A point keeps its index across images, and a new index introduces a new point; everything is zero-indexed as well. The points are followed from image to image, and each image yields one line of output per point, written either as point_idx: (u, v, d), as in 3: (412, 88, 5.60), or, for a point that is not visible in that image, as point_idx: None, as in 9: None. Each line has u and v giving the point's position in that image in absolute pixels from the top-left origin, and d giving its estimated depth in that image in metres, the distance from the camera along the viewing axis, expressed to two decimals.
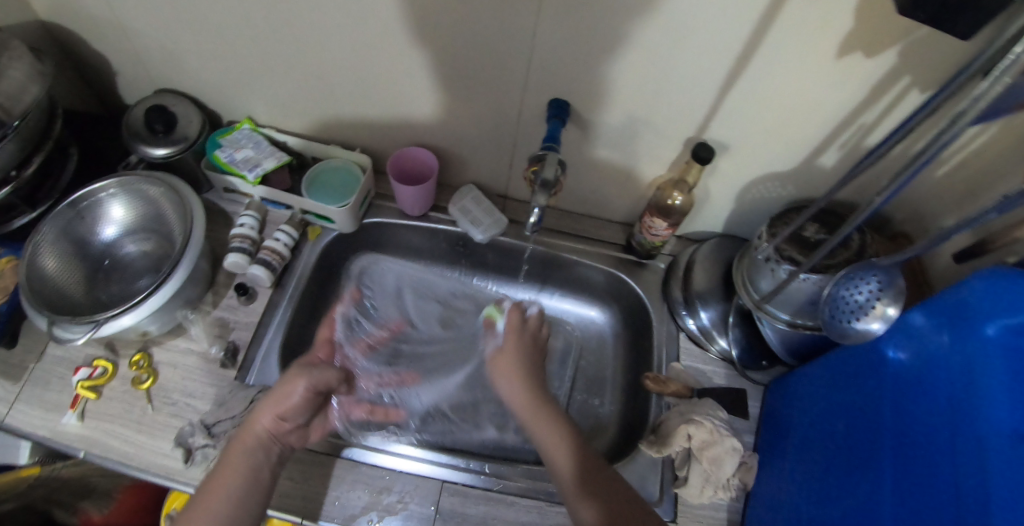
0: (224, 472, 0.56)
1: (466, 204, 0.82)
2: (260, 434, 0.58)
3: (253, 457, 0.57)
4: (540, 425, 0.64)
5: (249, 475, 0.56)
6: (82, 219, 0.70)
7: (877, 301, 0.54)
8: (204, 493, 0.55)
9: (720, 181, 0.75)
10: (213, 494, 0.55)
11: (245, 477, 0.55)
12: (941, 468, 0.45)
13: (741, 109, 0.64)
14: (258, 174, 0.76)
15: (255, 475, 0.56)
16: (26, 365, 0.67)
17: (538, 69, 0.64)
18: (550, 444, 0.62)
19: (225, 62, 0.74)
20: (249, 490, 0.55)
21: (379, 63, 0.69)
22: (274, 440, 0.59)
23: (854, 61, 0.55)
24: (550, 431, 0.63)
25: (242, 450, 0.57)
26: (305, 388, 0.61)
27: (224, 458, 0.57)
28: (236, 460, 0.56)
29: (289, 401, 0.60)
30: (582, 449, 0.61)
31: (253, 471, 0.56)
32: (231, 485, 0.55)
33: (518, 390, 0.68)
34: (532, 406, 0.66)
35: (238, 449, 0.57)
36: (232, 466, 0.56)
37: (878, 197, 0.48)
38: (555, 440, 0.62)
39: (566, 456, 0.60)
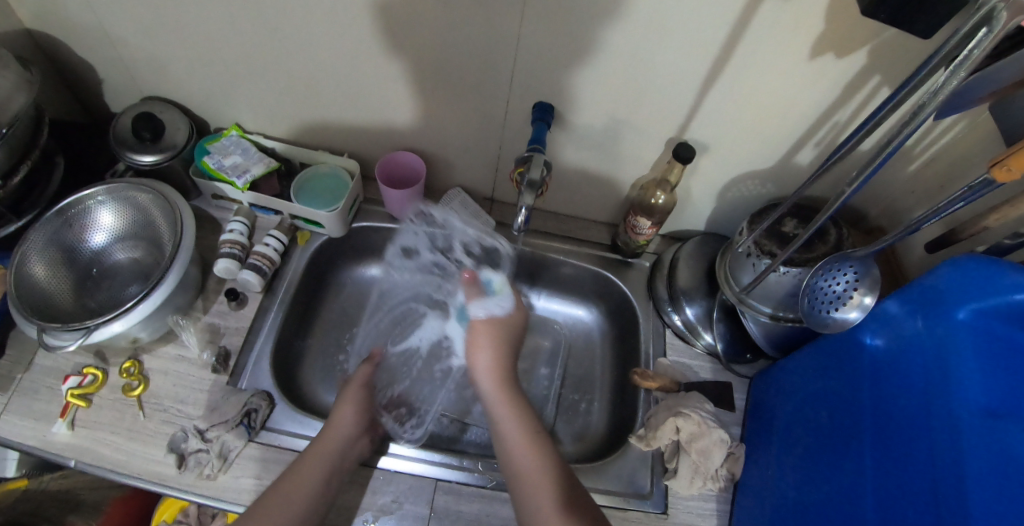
0: (306, 471, 0.58)
1: (453, 208, 0.84)
2: (338, 438, 0.62)
3: (334, 458, 0.61)
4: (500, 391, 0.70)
5: (326, 471, 0.59)
6: (70, 227, 0.70)
7: (853, 291, 0.56)
8: (286, 484, 0.57)
9: (702, 180, 0.77)
10: (296, 489, 0.57)
11: (331, 474, 0.59)
12: (919, 448, 0.47)
13: (720, 109, 0.66)
14: (247, 180, 0.77)
15: (333, 476, 0.60)
16: (13, 376, 0.67)
17: (523, 73, 0.66)
18: (521, 449, 0.63)
19: (213, 70, 0.75)
20: (324, 489, 0.58)
21: (367, 69, 0.70)
22: (350, 441, 0.63)
23: (826, 62, 0.58)
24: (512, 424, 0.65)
25: (322, 451, 0.60)
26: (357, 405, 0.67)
27: (301, 463, 0.59)
28: (311, 463, 0.59)
29: (348, 406, 0.66)
30: (580, 495, 0.59)
31: (330, 468, 0.60)
32: (315, 481, 0.58)
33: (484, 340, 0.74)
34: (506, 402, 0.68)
35: (313, 456, 0.60)
36: (315, 464, 0.59)
37: (849, 187, 0.50)
38: (529, 444, 0.63)
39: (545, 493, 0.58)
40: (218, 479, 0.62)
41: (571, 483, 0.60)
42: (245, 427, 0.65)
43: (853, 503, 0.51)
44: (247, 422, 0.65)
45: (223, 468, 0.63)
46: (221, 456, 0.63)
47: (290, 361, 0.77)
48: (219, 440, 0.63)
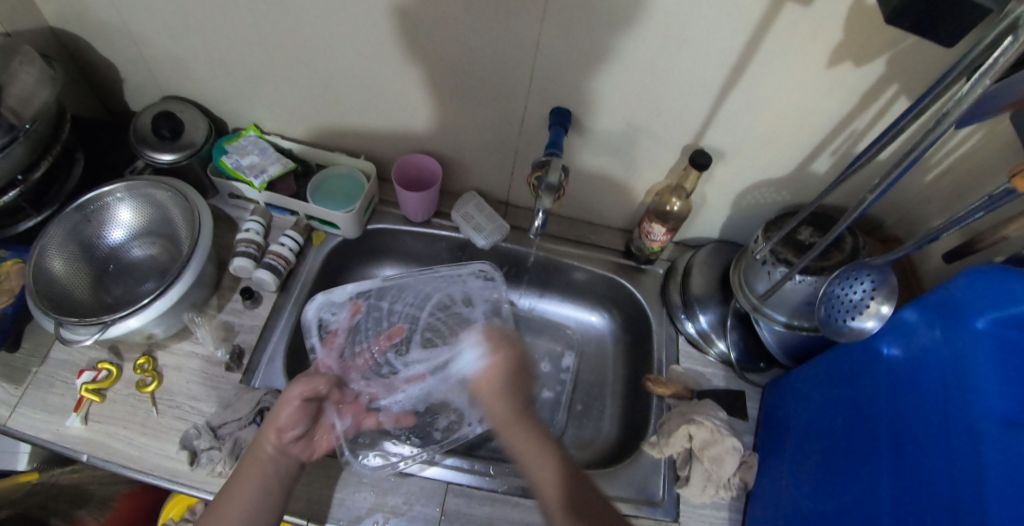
0: (240, 485, 0.56)
1: (468, 210, 0.84)
2: (270, 453, 0.58)
3: (267, 472, 0.57)
4: (518, 441, 0.62)
5: (262, 485, 0.57)
6: (89, 222, 0.71)
7: (870, 301, 0.55)
8: (224, 498, 0.56)
9: (717, 188, 0.78)
10: (231, 507, 0.56)
11: (267, 480, 0.57)
12: (939, 459, 0.46)
13: (738, 115, 0.66)
14: (264, 180, 0.77)
15: (269, 485, 0.57)
16: (28, 369, 0.67)
17: (541, 78, 0.66)
18: (531, 457, 0.61)
19: (234, 72, 0.76)
20: (262, 505, 0.56)
21: (386, 72, 0.70)
22: (281, 454, 0.59)
23: (844, 70, 0.58)
24: (524, 442, 0.62)
25: (256, 463, 0.58)
26: (298, 404, 0.61)
27: (238, 475, 0.58)
28: (250, 473, 0.57)
29: (279, 418, 0.60)
30: (564, 464, 0.60)
31: (266, 482, 0.57)
32: (250, 495, 0.56)
33: (484, 376, 0.68)
34: (510, 421, 0.64)
35: (248, 468, 0.58)
36: (249, 477, 0.57)
37: (870, 194, 0.50)
38: (508, 422, 0.63)
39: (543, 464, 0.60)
40: (229, 476, 0.62)
41: (536, 421, 0.64)
42: (257, 425, 0.65)
43: (869, 512, 0.51)
44: (259, 420, 0.64)
45: (235, 466, 0.62)
46: (233, 454, 0.62)
47: (301, 359, 0.78)
48: (233, 437, 0.63)
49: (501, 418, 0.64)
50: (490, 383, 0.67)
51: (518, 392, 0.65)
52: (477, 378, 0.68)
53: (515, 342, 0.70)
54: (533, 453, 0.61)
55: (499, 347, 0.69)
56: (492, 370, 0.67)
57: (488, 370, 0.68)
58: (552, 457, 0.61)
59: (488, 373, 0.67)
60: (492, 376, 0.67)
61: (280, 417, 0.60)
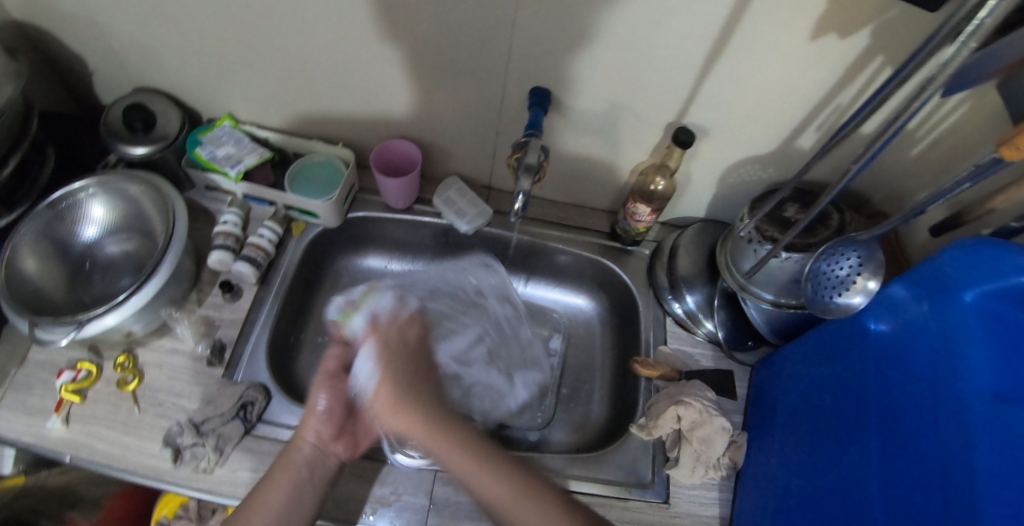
0: (272, 487, 0.56)
1: (450, 196, 0.82)
2: (307, 449, 0.60)
3: (298, 469, 0.58)
4: (448, 452, 0.56)
5: (294, 488, 0.56)
6: (62, 220, 0.69)
7: (857, 276, 0.56)
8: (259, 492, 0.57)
9: (702, 166, 0.76)
10: (259, 511, 0.55)
11: (301, 469, 0.58)
12: (927, 434, 0.46)
13: (722, 90, 0.65)
14: (240, 169, 0.75)
15: (301, 490, 0.56)
16: (6, 371, 0.66)
17: (519, 58, 0.65)
18: (475, 474, 0.55)
19: (205, 61, 0.73)
20: (296, 501, 0.56)
21: (360, 55, 0.68)
22: (320, 455, 0.60)
23: (828, 42, 0.57)
24: (456, 455, 0.56)
25: (293, 458, 0.59)
26: (330, 396, 0.63)
27: (272, 475, 0.58)
28: (282, 476, 0.57)
29: (311, 407, 0.62)
30: (520, 476, 0.55)
31: (297, 485, 0.57)
32: (284, 487, 0.56)
33: (382, 396, 0.60)
34: (433, 430, 0.58)
35: (284, 470, 0.58)
36: (283, 479, 0.57)
37: (853, 165, 0.48)
38: (430, 436, 0.57)
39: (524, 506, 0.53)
40: (215, 472, 0.62)
41: (462, 431, 0.58)
42: (241, 420, 0.64)
43: (858, 489, 0.51)
44: (243, 414, 0.64)
45: (220, 462, 0.62)
46: (218, 450, 0.62)
47: (286, 352, 0.77)
48: (216, 433, 0.62)
49: (384, 402, 0.60)
50: (392, 404, 0.60)
51: (416, 392, 0.61)
52: (376, 400, 0.60)
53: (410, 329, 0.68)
54: (472, 468, 0.55)
55: (390, 349, 0.64)
56: (382, 383, 0.61)
57: (384, 382, 0.61)
58: (502, 474, 0.55)
59: (383, 395, 0.60)
60: (388, 383, 0.61)
61: (315, 405, 0.63)
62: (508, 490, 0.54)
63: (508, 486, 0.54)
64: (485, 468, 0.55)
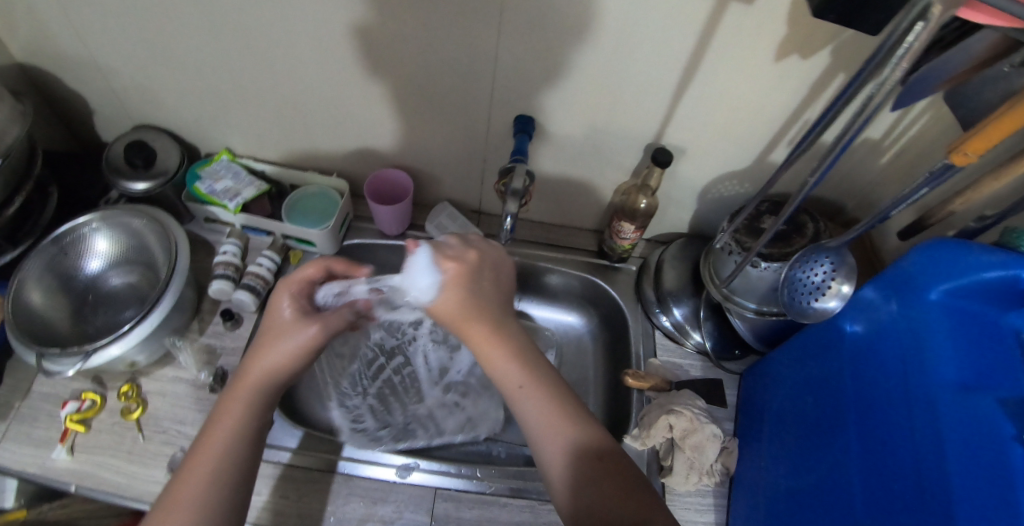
0: (184, 487, 0.49)
1: (442, 221, 0.85)
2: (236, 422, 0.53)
3: (242, 421, 0.53)
4: (496, 364, 0.58)
5: (228, 474, 0.50)
6: (66, 255, 0.71)
7: (831, 281, 0.59)
8: (201, 442, 0.52)
9: (683, 182, 0.80)
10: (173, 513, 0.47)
11: (247, 414, 0.54)
12: (901, 426, 0.48)
13: (694, 111, 0.69)
14: (238, 203, 0.78)
15: (235, 475, 0.51)
16: (11, 404, 0.68)
17: (504, 86, 0.68)
18: (515, 393, 0.56)
19: (205, 99, 0.77)
20: (218, 492, 0.49)
21: (352, 90, 0.72)
22: (267, 395, 0.56)
23: (791, 63, 0.61)
24: (509, 370, 0.57)
25: (240, 401, 0.54)
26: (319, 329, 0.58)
27: (182, 477, 0.49)
28: (199, 472, 0.50)
29: (276, 351, 0.57)
30: (587, 423, 0.54)
31: (226, 468, 0.50)
32: (223, 442, 0.52)
33: (449, 304, 0.59)
34: (491, 337, 0.58)
35: (196, 468, 0.50)
36: (197, 475, 0.49)
37: (811, 178, 0.52)
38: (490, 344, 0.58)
39: (559, 433, 0.53)
40: None
41: (545, 374, 0.57)
42: None
43: (841, 483, 0.53)
44: None
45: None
46: None
47: None
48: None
49: (452, 315, 0.59)
50: (462, 310, 0.59)
51: (487, 303, 0.60)
52: (442, 306, 0.59)
53: (473, 250, 0.63)
54: (522, 390, 0.56)
55: (477, 281, 0.61)
56: (449, 290, 0.59)
57: (449, 291, 0.59)
58: (547, 391, 0.56)
59: (451, 300, 0.59)
60: (459, 295, 0.59)
61: (280, 350, 0.57)
62: (547, 418, 0.54)
63: (547, 410, 0.54)
64: (525, 388, 0.56)
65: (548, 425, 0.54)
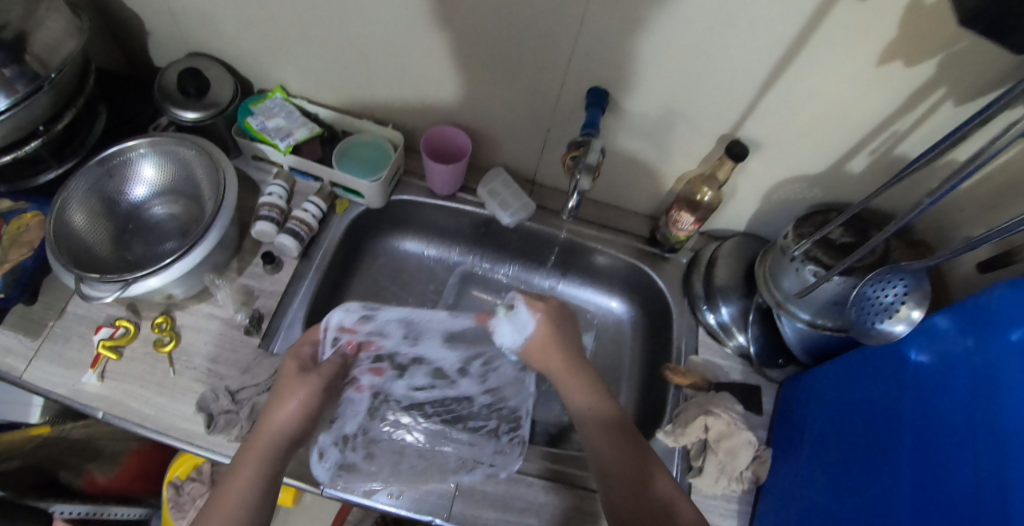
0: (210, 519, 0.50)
1: (495, 187, 0.82)
2: (255, 466, 0.54)
3: (258, 470, 0.53)
4: (568, 385, 0.66)
5: (246, 513, 0.51)
6: (112, 177, 0.69)
7: (901, 304, 0.54)
8: (226, 481, 0.53)
9: (750, 179, 0.76)
10: None
11: (271, 458, 0.55)
12: (963, 466, 0.46)
13: (778, 107, 0.65)
14: (289, 143, 0.75)
15: (254, 514, 0.52)
16: (45, 323, 0.67)
17: (583, 56, 0.64)
18: (582, 408, 0.63)
19: (264, 32, 0.73)
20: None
21: (417, 40, 0.68)
22: (291, 440, 0.57)
23: (893, 70, 0.57)
24: (579, 390, 0.65)
25: (259, 452, 0.54)
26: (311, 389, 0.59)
27: (207, 509, 0.51)
28: (222, 511, 0.51)
29: (285, 407, 0.57)
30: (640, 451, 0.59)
31: (248, 507, 0.52)
32: (243, 492, 0.52)
33: (538, 338, 0.69)
34: (568, 371, 0.67)
35: (218, 509, 0.51)
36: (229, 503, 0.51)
37: (927, 199, 0.48)
38: (567, 374, 0.66)
39: (618, 439, 0.60)
40: None
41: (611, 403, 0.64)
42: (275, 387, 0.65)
43: (886, 511, 0.51)
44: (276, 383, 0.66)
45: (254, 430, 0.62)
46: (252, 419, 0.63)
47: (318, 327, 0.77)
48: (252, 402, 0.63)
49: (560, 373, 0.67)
50: (546, 344, 0.68)
51: (567, 339, 0.69)
52: (535, 342, 0.69)
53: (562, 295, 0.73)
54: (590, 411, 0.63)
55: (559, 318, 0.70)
56: (540, 329, 0.69)
57: (542, 329, 0.69)
58: (612, 413, 0.63)
59: (541, 335, 0.69)
60: (550, 330, 0.69)
61: (291, 402, 0.57)
62: (607, 434, 0.60)
63: (607, 423, 0.61)
64: (593, 407, 0.63)
65: (608, 440, 0.60)
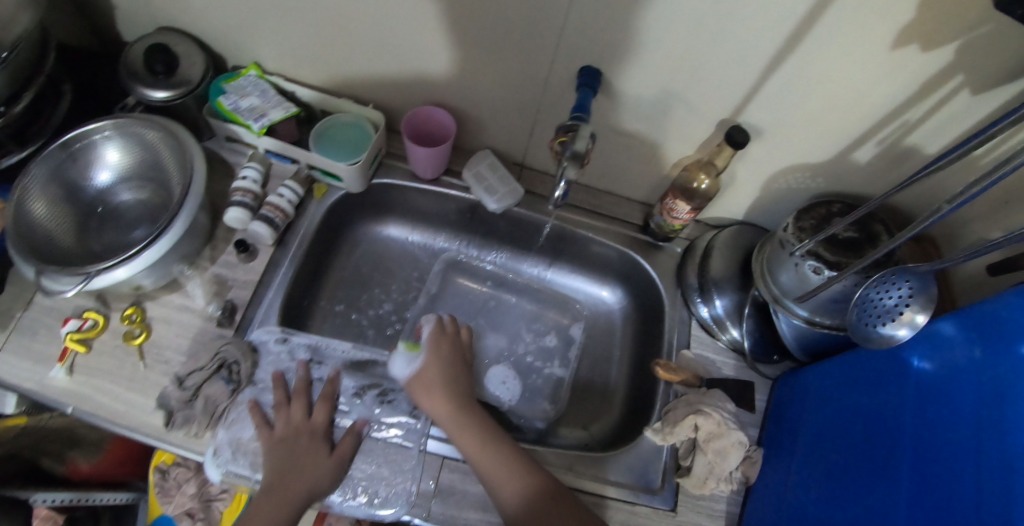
0: None
1: (481, 170, 0.78)
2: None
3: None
4: (458, 432, 0.62)
5: None
6: (74, 161, 0.66)
7: (905, 307, 0.50)
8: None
9: (749, 167, 0.72)
10: None
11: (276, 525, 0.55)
12: (967, 489, 0.42)
13: (781, 91, 0.60)
14: (264, 124, 0.71)
15: None
16: (12, 314, 0.65)
17: (571, 35, 0.60)
18: (476, 452, 0.60)
19: (233, 5, 0.68)
20: None
21: (395, 15, 0.63)
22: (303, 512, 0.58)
23: (908, 54, 0.52)
24: (469, 435, 0.62)
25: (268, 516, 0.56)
26: (314, 461, 0.60)
27: None
28: None
29: (307, 477, 0.58)
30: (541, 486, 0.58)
31: None
32: None
33: (424, 371, 0.67)
34: (454, 413, 0.64)
35: None
36: None
37: (946, 205, 0.43)
38: (456, 418, 0.63)
39: (516, 479, 0.58)
40: (206, 436, 0.61)
41: (505, 442, 0.61)
42: (224, 380, 0.63)
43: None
44: (226, 375, 0.63)
45: (211, 427, 0.61)
46: (210, 412, 0.61)
47: (297, 318, 0.75)
48: (202, 397, 0.61)
49: (445, 413, 0.64)
50: (432, 377, 0.67)
51: (454, 376, 0.68)
52: (419, 375, 0.67)
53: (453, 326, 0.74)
54: (477, 451, 0.60)
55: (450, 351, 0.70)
56: (428, 359, 0.69)
57: (432, 361, 0.68)
58: (503, 451, 0.60)
59: (429, 365, 0.68)
60: (439, 362, 0.68)
61: (316, 470, 0.59)
62: (503, 474, 0.58)
63: (504, 465, 0.59)
64: (485, 447, 0.60)
65: (504, 479, 0.58)
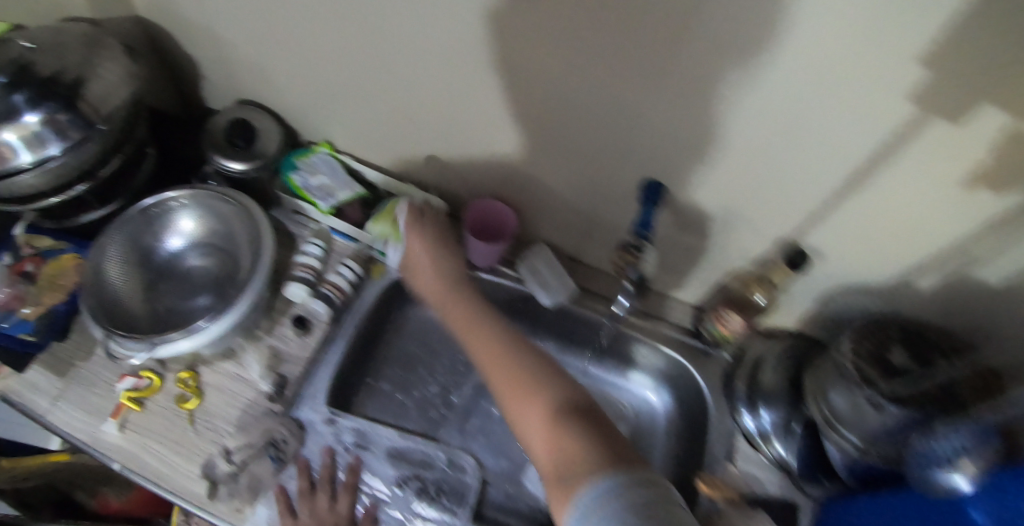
0: None
1: (536, 266, 0.79)
2: None
3: None
4: (495, 366, 0.60)
5: None
6: (151, 227, 0.70)
7: (964, 456, 0.45)
8: None
9: (806, 282, 0.72)
10: None
11: None
12: None
13: (848, 217, 0.59)
14: (331, 204, 0.77)
15: None
16: (73, 362, 0.68)
17: (633, 148, 0.62)
18: (517, 395, 0.56)
19: (317, 88, 0.74)
20: None
21: (463, 110, 0.67)
22: None
23: (982, 198, 0.49)
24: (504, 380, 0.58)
25: None
26: None
27: None
28: None
29: None
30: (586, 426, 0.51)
31: None
32: None
33: (426, 279, 0.71)
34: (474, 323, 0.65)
35: None
36: None
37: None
38: (495, 354, 0.61)
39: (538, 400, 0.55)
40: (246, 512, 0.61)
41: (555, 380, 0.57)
42: (273, 458, 0.64)
43: None
44: (275, 453, 0.64)
45: (252, 501, 0.61)
46: (251, 488, 0.62)
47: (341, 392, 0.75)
48: (248, 472, 0.63)
49: (488, 356, 0.61)
50: (436, 277, 0.70)
51: (447, 264, 0.71)
52: (424, 282, 0.71)
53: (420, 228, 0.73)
54: (518, 395, 0.56)
55: (436, 248, 0.72)
56: (423, 254, 0.71)
57: (417, 242, 0.71)
58: (546, 394, 0.55)
59: (418, 253, 0.71)
60: (427, 255, 0.71)
61: None
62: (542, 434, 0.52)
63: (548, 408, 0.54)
64: (559, 423, 0.52)
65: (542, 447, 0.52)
